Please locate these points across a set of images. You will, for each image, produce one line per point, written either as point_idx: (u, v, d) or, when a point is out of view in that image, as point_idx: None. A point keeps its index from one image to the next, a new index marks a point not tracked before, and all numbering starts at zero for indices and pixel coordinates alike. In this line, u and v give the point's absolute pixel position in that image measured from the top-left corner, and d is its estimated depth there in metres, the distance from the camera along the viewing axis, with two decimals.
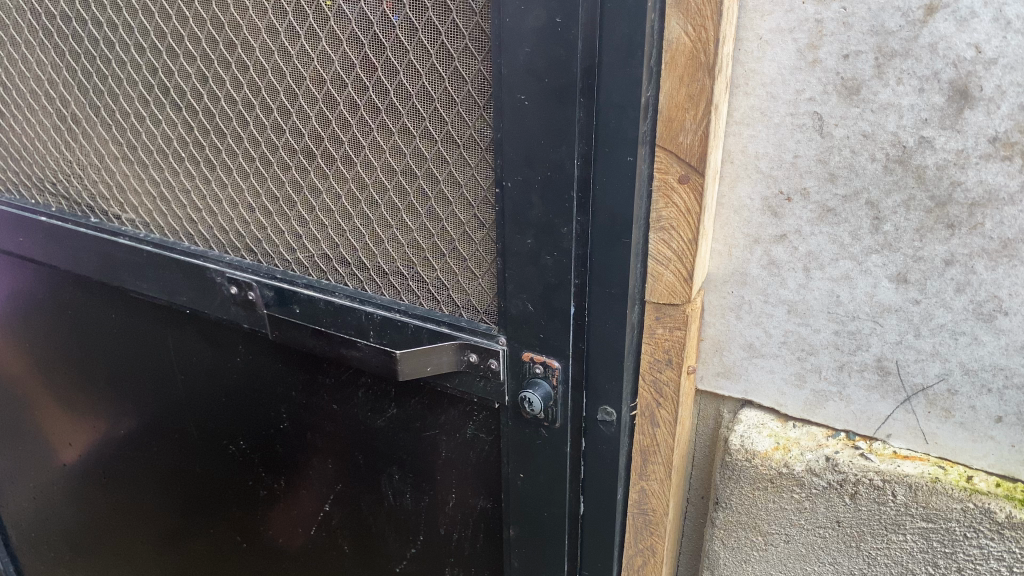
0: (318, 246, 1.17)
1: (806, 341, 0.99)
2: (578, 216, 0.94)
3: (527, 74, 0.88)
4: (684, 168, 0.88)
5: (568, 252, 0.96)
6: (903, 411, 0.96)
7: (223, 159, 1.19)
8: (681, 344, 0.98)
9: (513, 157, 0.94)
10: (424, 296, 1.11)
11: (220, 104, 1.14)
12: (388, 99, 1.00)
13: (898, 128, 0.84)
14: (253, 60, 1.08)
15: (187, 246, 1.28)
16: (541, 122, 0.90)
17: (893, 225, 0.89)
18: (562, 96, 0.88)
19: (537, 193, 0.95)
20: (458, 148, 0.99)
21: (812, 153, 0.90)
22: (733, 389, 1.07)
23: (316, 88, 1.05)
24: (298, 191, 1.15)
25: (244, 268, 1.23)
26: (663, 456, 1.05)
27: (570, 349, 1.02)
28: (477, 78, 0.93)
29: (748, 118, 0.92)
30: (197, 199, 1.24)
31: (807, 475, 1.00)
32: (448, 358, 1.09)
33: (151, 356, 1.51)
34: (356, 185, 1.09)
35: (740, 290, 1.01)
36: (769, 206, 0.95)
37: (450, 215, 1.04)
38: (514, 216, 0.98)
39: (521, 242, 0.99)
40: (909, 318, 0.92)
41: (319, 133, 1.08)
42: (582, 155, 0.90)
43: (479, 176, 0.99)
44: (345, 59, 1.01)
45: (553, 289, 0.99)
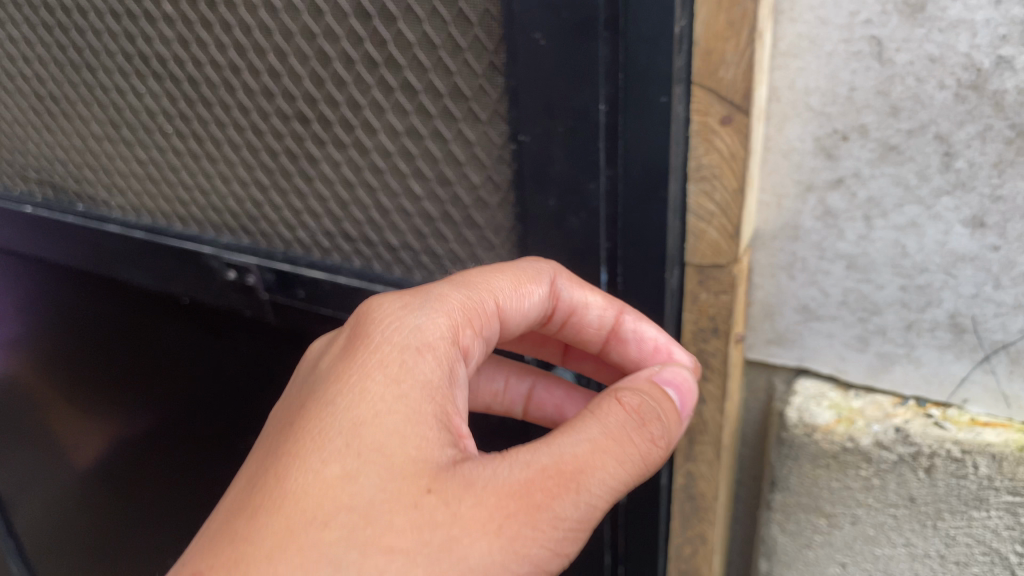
0: (321, 223, 1.08)
1: (869, 299, 0.88)
2: (606, 171, 0.84)
3: (542, 8, 0.77)
4: (725, 108, 0.78)
5: (596, 212, 0.87)
6: (981, 371, 0.86)
7: (212, 132, 1.09)
8: (728, 309, 0.88)
9: (530, 107, 0.84)
10: (439, 271, 1.03)
11: (205, 70, 1.04)
12: (386, 52, 0.90)
13: (971, 48, 0.73)
14: (236, 19, 0.98)
15: (180, 230, 1.21)
16: (560, 64, 0.79)
17: (966, 161, 0.78)
18: (583, 32, 0.77)
19: (559, 146, 0.84)
20: (467, 101, 0.89)
21: (870, 84, 0.79)
22: (786, 356, 0.97)
23: (307, 45, 0.95)
24: (295, 163, 1.05)
25: (243, 250, 1.15)
26: (712, 435, 0.96)
27: None
28: (484, 19, 0.83)
29: (796, 48, 0.81)
30: (189, 177, 1.16)
31: (875, 449, 0.90)
32: None
33: (154, 350, 1.43)
34: (358, 152, 1.00)
35: (791, 246, 0.90)
36: (822, 148, 0.84)
37: (463, 179, 0.94)
38: (534, 174, 0.88)
39: (543, 204, 0.89)
40: (987, 268, 0.81)
41: (314, 96, 0.98)
42: (608, 99, 0.80)
43: (492, 133, 0.89)
44: (336, 10, 0.90)
45: (582, 255, 0.91)
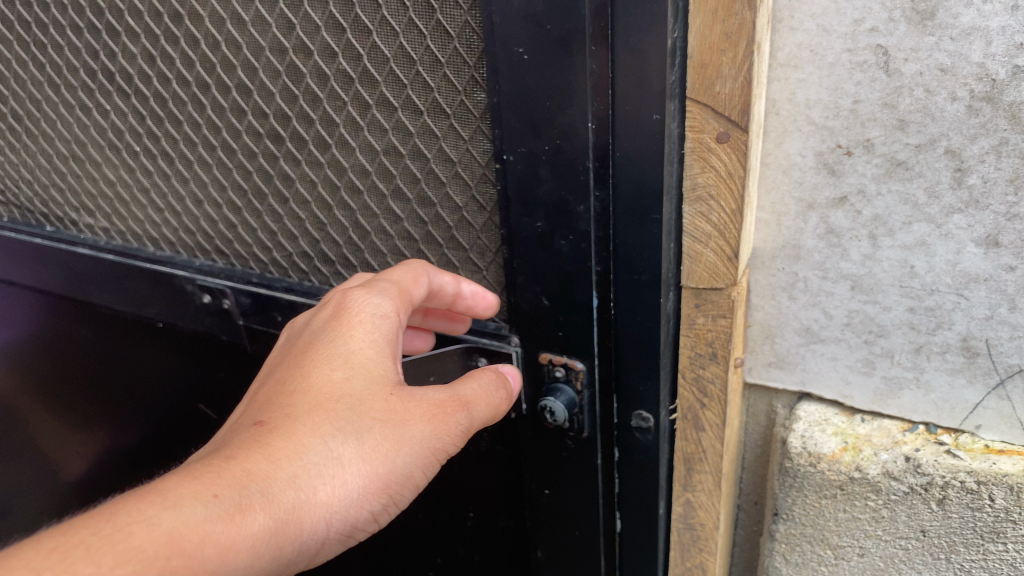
0: (296, 244, 1.03)
1: (875, 321, 0.84)
2: (596, 192, 0.79)
3: (524, 20, 0.72)
4: (721, 124, 0.72)
5: (586, 235, 0.81)
6: (995, 398, 0.81)
7: (181, 151, 1.04)
8: (726, 334, 0.83)
9: (514, 124, 0.79)
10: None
11: (172, 87, 0.98)
12: (361, 66, 0.85)
13: (985, 57, 0.68)
14: (203, 33, 0.92)
15: (153, 252, 1.15)
16: (544, 79, 0.74)
17: (979, 176, 0.73)
18: (568, 45, 0.72)
19: (546, 165, 0.79)
20: (448, 118, 0.83)
21: (876, 96, 0.74)
22: (787, 381, 0.92)
23: (277, 59, 0.89)
24: (269, 183, 1.00)
25: (217, 274, 1.09)
26: (711, 464, 0.91)
27: (595, 347, 0.87)
28: (463, 31, 0.77)
29: (796, 59, 0.76)
30: (159, 197, 1.10)
31: (884, 480, 0.85)
32: (455, 365, 0.95)
33: (127, 374, 1.36)
34: (334, 171, 0.94)
35: (792, 266, 0.85)
36: (824, 164, 0.79)
37: (445, 199, 0.89)
38: (520, 196, 0.83)
39: (530, 226, 0.84)
40: (1002, 289, 0.76)
41: (285, 113, 0.93)
42: (597, 118, 0.75)
43: (474, 151, 0.84)
44: (307, 22, 0.85)
45: (571, 279, 0.85)
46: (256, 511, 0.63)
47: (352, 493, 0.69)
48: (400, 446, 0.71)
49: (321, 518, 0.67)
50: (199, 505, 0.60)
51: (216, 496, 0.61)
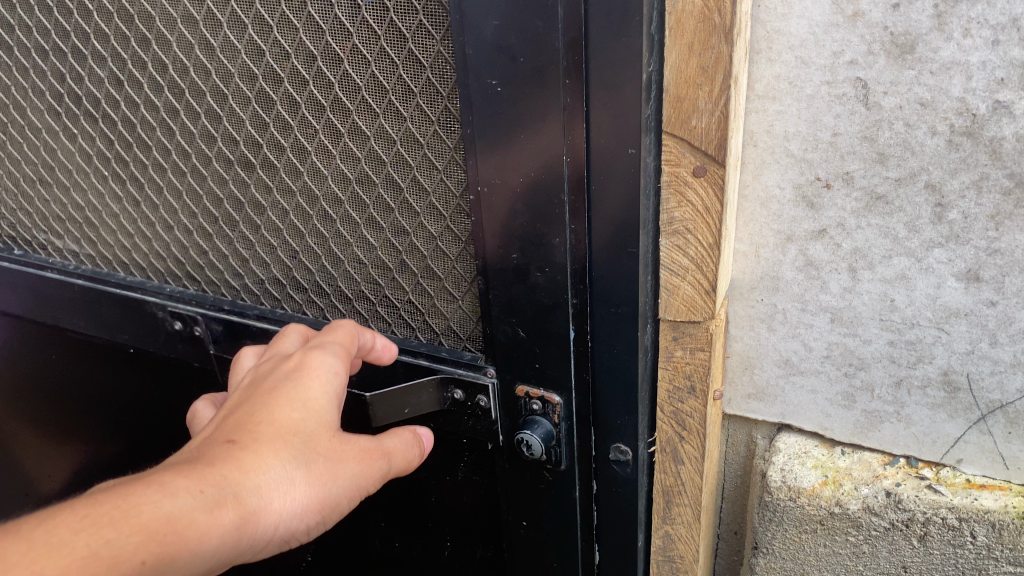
0: (268, 271, 1.00)
1: (855, 354, 0.82)
2: (571, 225, 0.77)
3: (498, 52, 0.71)
4: (698, 158, 0.71)
5: (562, 268, 0.80)
6: (977, 432, 0.80)
7: (150, 176, 1.01)
8: (706, 368, 0.82)
9: (488, 155, 0.77)
10: (396, 322, 0.95)
11: (140, 112, 0.96)
12: (332, 94, 0.83)
13: (965, 92, 0.67)
14: (171, 58, 0.90)
15: (123, 277, 1.12)
16: (519, 110, 0.73)
17: (960, 212, 0.72)
18: (542, 78, 0.71)
19: (520, 198, 0.78)
20: (421, 148, 0.81)
21: (856, 129, 0.72)
22: (767, 412, 0.91)
23: (247, 86, 0.87)
24: (240, 210, 0.97)
25: (188, 300, 1.06)
26: (691, 497, 0.89)
27: (572, 380, 0.86)
28: (436, 61, 0.76)
29: (774, 90, 0.74)
30: (128, 222, 1.07)
31: (865, 515, 0.85)
32: (429, 396, 0.92)
33: (98, 399, 1.34)
34: (306, 200, 0.92)
35: (771, 297, 0.84)
36: (803, 196, 0.77)
37: (419, 229, 0.87)
38: (495, 228, 0.81)
39: (505, 258, 0.82)
40: (983, 324, 0.76)
41: (256, 140, 0.91)
42: (572, 150, 0.73)
43: (449, 182, 0.82)
44: (277, 48, 0.83)
45: (547, 311, 0.83)
46: (226, 513, 0.59)
47: (303, 518, 0.65)
48: (342, 477, 0.68)
49: (269, 537, 0.63)
50: (179, 497, 0.57)
51: (193, 489, 0.58)
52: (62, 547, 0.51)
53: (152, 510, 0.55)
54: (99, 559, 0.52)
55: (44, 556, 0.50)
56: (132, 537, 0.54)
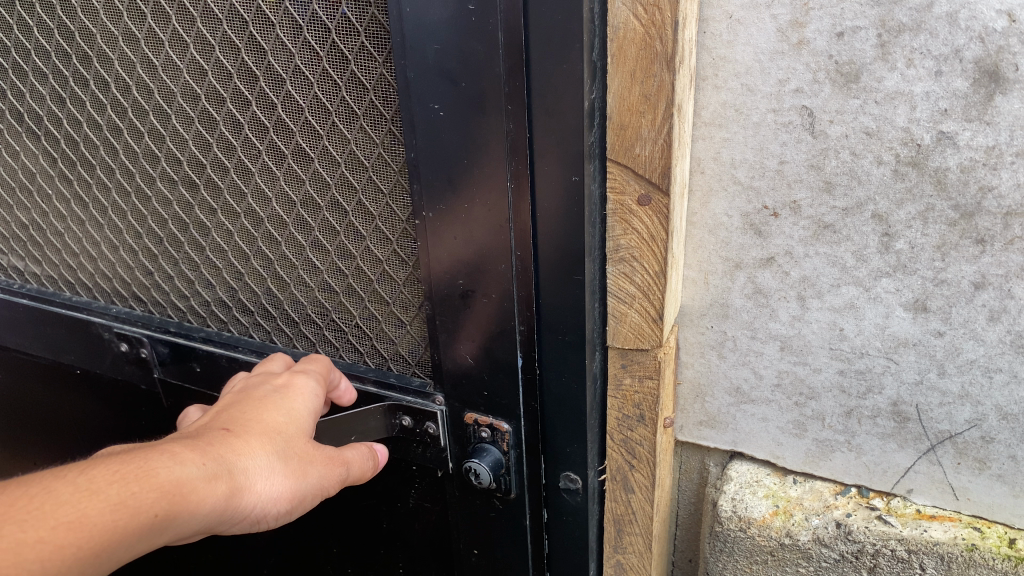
0: (214, 293, 0.99)
1: (805, 383, 0.81)
2: (517, 252, 0.76)
3: (439, 76, 0.70)
4: (642, 187, 0.70)
5: (508, 294, 0.78)
6: (926, 462, 0.79)
7: (94, 196, 1.00)
8: (654, 396, 0.80)
9: (432, 180, 0.76)
10: (343, 346, 0.94)
11: (83, 130, 0.95)
12: (276, 115, 0.81)
13: (909, 122, 0.67)
14: (112, 76, 0.88)
15: (70, 297, 1.10)
16: (462, 136, 0.72)
17: (907, 242, 0.71)
18: (484, 103, 0.69)
19: (467, 223, 0.76)
20: (366, 171, 0.80)
21: (802, 158, 0.72)
22: (719, 440, 0.90)
23: (190, 106, 0.86)
24: (185, 232, 0.96)
25: (134, 322, 1.05)
26: (641, 526, 0.88)
27: (521, 408, 0.84)
28: (379, 84, 0.75)
29: (720, 117, 0.74)
30: (73, 242, 1.06)
31: (815, 547, 0.84)
32: (377, 424, 0.89)
33: (46, 423, 1.31)
34: (251, 222, 0.90)
35: (721, 324, 0.83)
36: (751, 224, 0.77)
37: (365, 253, 0.85)
38: (441, 253, 0.79)
39: (452, 284, 0.81)
40: (931, 354, 0.75)
41: (200, 161, 0.89)
42: (515, 176, 0.72)
43: (394, 206, 0.81)
44: (219, 68, 0.82)
45: (494, 338, 0.81)
46: (225, 488, 0.59)
47: (278, 508, 0.64)
48: (316, 477, 0.68)
49: (249, 519, 0.63)
50: (187, 464, 0.58)
51: (197, 460, 0.59)
52: (97, 492, 0.53)
53: (168, 471, 0.56)
54: (125, 507, 0.53)
55: (82, 499, 0.52)
56: (148, 492, 0.55)
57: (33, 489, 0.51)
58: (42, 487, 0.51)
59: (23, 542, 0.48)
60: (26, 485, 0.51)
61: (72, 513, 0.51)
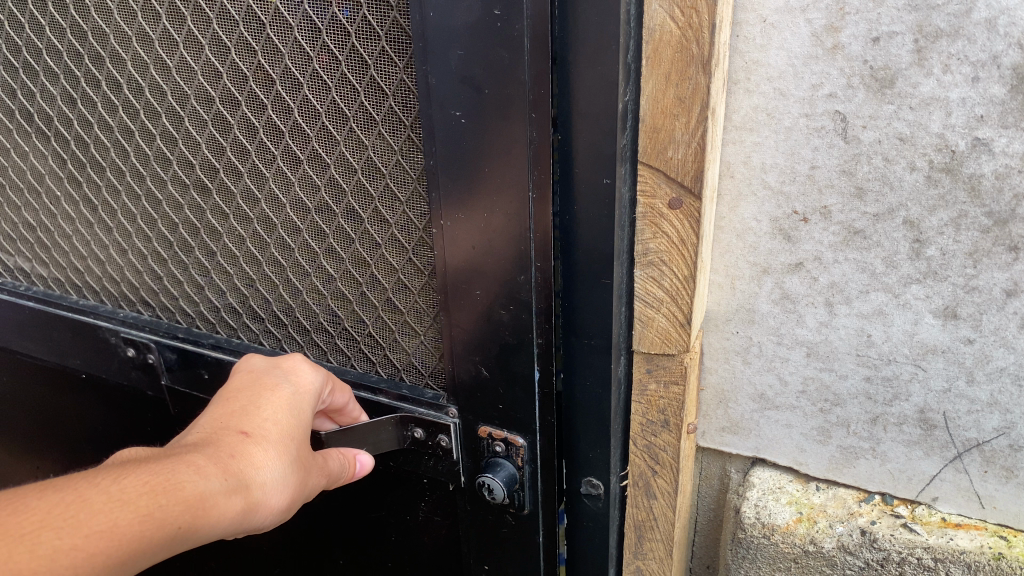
0: (224, 299, 0.98)
1: (830, 389, 0.81)
2: (538, 263, 0.74)
3: (462, 83, 0.69)
4: (674, 190, 0.69)
5: (527, 306, 0.76)
6: (952, 470, 0.79)
7: (104, 198, 1.00)
8: (679, 401, 0.80)
9: (451, 189, 0.75)
10: (356, 356, 0.93)
11: (93, 131, 0.95)
12: (292, 120, 0.81)
13: (944, 128, 0.66)
14: (126, 77, 0.88)
15: (76, 300, 1.10)
16: (483, 144, 0.71)
17: (938, 248, 0.71)
18: (507, 111, 0.68)
19: (485, 234, 0.75)
20: (383, 177, 0.79)
21: (833, 163, 0.71)
22: (741, 446, 0.89)
23: (204, 109, 0.85)
24: (196, 236, 0.95)
25: (142, 326, 1.05)
26: (663, 532, 0.87)
27: (537, 424, 0.82)
28: (399, 90, 0.74)
29: (752, 121, 0.73)
30: (81, 244, 1.06)
31: (840, 554, 0.84)
32: (388, 435, 0.88)
33: (49, 429, 1.31)
34: (264, 227, 0.90)
35: (746, 329, 0.83)
36: (779, 229, 0.76)
37: (380, 261, 0.84)
38: (458, 263, 0.78)
39: (470, 294, 0.79)
40: (960, 362, 0.74)
41: (213, 164, 0.89)
42: (538, 186, 0.70)
43: (410, 214, 0.80)
44: (235, 70, 0.81)
45: (511, 350, 0.80)
46: (243, 502, 0.62)
47: (282, 516, 0.67)
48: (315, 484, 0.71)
49: (256, 525, 0.66)
50: (210, 478, 0.61)
51: (220, 474, 0.62)
52: (129, 502, 0.56)
53: (193, 485, 0.59)
54: (152, 519, 0.57)
55: (116, 508, 0.55)
56: (176, 505, 0.58)
57: (70, 495, 0.54)
58: (80, 495, 0.54)
59: (59, 549, 0.52)
60: (64, 491, 0.54)
61: (106, 521, 0.55)
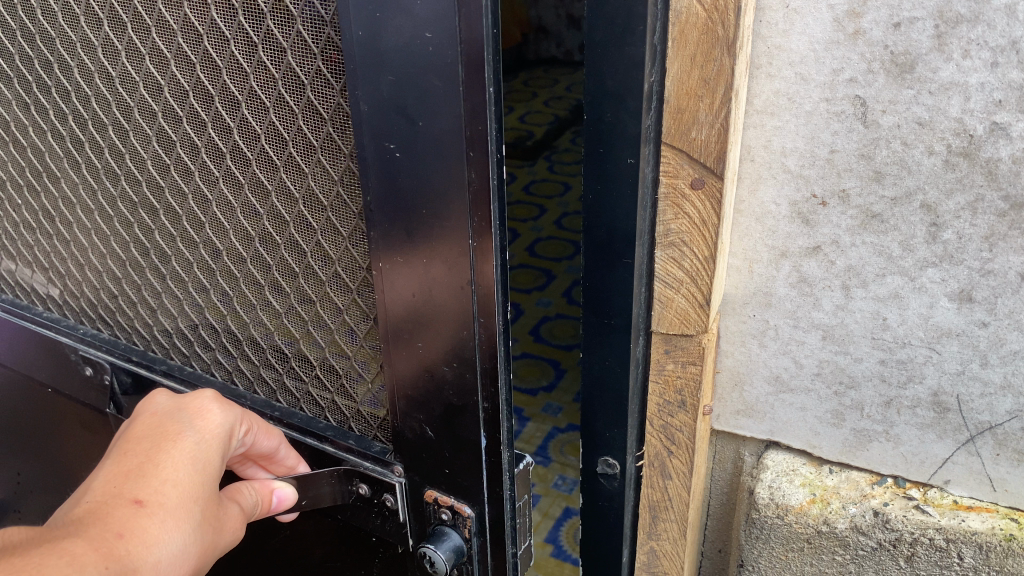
0: (175, 323, 1.02)
1: (845, 372, 0.82)
2: (481, 318, 0.74)
3: (396, 111, 0.69)
4: (696, 171, 0.71)
5: (471, 365, 0.77)
6: (965, 453, 0.80)
7: (61, 211, 1.06)
8: (696, 382, 0.81)
9: (389, 230, 0.75)
10: (305, 400, 0.94)
11: (47, 138, 1.00)
12: (232, 140, 0.82)
13: (963, 113, 0.68)
14: (74, 85, 0.92)
15: (41, 313, 1.17)
16: (419, 177, 0.71)
17: (954, 232, 0.72)
18: (444, 147, 0.68)
19: (421, 275, 0.75)
20: (324, 211, 0.80)
21: (853, 147, 0.73)
22: (755, 429, 0.91)
23: (146, 122, 0.88)
24: (146, 256, 0.99)
25: (99, 344, 1.09)
26: (677, 512, 0.89)
27: (485, 494, 0.83)
28: (336, 113, 0.74)
29: (773, 106, 0.75)
30: (42, 255, 1.13)
31: (852, 534, 0.86)
32: (329, 489, 0.89)
33: (18, 448, 1.35)
34: (209, 254, 0.92)
35: (763, 313, 0.84)
36: (798, 213, 0.78)
37: (324, 299, 0.85)
38: (395, 304, 0.78)
39: (411, 346, 0.80)
40: (974, 345, 0.76)
41: (159, 183, 0.92)
42: (477, 232, 0.70)
43: (354, 252, 0.80)
44: (174, 84, 0.83)
45: (456, 411, 0.80)
46: None
47: None
48: (214, 547, 0.67)
49: None
50: (88, 568, 0.54)
51: (101, 562, 0.56)
52: None
53: None
54: None
55: None
56: None
57: None
58: None
59: None
60: None
61: None
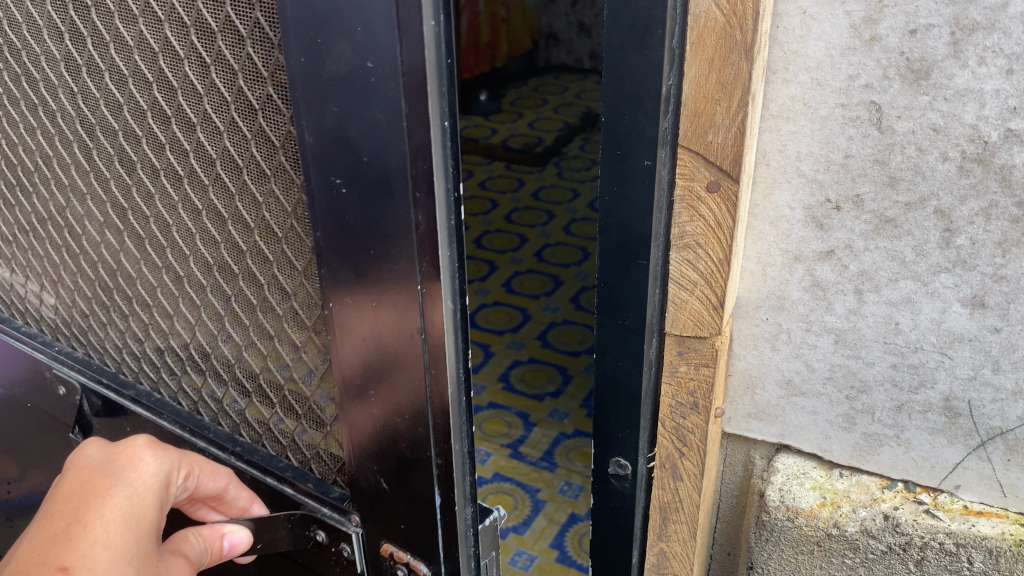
0: (141, 346, 1.03)
1: (857, 376, 0.83)
2: (431, 369, 0.72)
3: (342, 146, 0.66)
4: (712, 174, 0.72)
5: (422, 419, 0.75)
6: (976, 459, 0.81)
7: (34, 224, 1.08)
8: (709, 385, 0.82)
9: (338, 268, 0.73)
10: (268, 436, 0.94)
11: (19, 152, 1.02)
12: (189, 166, 0.82)
13: (978, 119, 0.68)
14: (43, 100, 0.94)
15: (22, 327, 1.19)
16: (364, 215, 0.68)
17: (968, 238, 0.73)
18: (388, 186, 0.65)
19: (370, 318, 0.73)
20: (279, 242, 0.79)
21: (867, 152, 0.73)
22: (766, 432, 0.91)
23: (108, 141, 0.89)
24: (113, 277, 1.00)
25: (72, 364, 1.11)
26: (687, 514, 0.89)
27: (440, 553, 0.82)
28: (287, 141, 0.72)
29: (789, 111, 0.75)
30: (21, 268, 1.15)
31: (863, 538, 0.86)
32: (283, 534, 0.88)
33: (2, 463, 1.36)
34: (172, 280, 0.93)
35: (776, 316, 0.85)
36: (813, 217, 0.78)
37: (282, 335, 0.85)
38: (346, 346, 0.76)
39: (362, 391, 0.78)
40: (985, 350, 0.76)
41: (121, 205, 0.93)
42: (426, 276, 0.68)
43: (309, 285, 0.79)
44: (134, 105, 0.83)
45: (407, 465, 0.78)
46: None
47: None
48: None
49: None
50: None
51: None
52: None
53: None
54: None
55: None
56: None
57: None
58: None
59: None
60: None
61: None
